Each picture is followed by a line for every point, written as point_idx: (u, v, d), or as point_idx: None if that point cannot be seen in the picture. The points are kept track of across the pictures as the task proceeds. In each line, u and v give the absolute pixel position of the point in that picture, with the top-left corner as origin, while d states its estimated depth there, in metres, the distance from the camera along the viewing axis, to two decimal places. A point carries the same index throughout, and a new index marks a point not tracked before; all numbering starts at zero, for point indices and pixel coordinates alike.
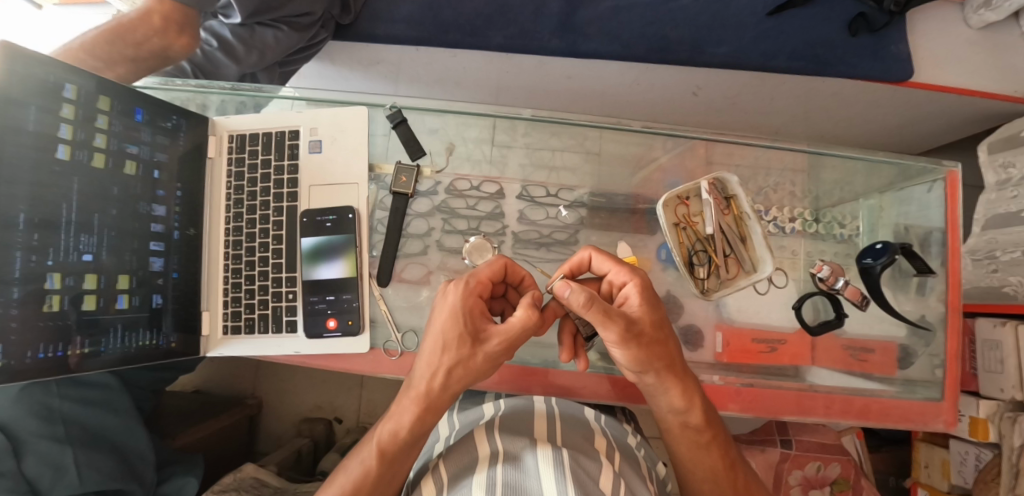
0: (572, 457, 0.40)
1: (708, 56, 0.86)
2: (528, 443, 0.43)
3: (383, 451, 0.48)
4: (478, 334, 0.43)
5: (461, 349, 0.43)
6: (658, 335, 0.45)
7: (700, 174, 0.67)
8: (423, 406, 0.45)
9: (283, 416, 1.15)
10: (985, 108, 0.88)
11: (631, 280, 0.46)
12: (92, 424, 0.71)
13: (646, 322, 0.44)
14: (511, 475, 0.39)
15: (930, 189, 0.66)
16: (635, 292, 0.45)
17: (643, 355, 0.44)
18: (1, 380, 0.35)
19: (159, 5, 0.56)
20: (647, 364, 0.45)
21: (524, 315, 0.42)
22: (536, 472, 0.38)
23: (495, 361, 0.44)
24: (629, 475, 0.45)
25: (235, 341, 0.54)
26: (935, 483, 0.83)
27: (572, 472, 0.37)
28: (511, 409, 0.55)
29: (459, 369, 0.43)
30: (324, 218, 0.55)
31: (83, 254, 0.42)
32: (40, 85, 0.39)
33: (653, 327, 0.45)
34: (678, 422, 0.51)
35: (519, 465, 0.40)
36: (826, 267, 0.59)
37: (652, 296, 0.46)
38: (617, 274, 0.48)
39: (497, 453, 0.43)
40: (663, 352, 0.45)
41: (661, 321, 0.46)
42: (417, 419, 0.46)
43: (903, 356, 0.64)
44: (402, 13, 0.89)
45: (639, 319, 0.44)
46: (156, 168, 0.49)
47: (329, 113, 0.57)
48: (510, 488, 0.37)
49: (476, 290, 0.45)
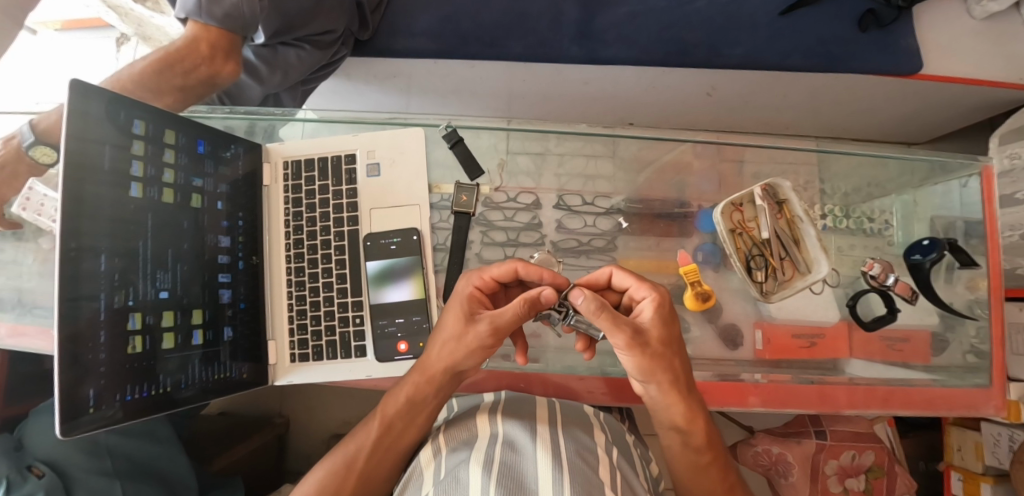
0: (572, 449, 0.41)
1: (724, 58, 0.84)
2: (526, 427, 0.43)
3: (384, 419, 0.48)
4: (473, 316, 0.45)
5: (456, 325, 0.44)
6: (667, 351, 0.43)
7: (730, 174, 0.69)
8: (419, 381, 0.47)
9: (314, 429, 1.10)
10: (991, 98, 0.91)
11: (651, 295, 0.45)
12: (136, 456, 0.69)
13: (656, 336, 0.43)
14: (509, 456, 0.39)
15: (964, 185, 0.67)
16: (650, 307, 0.44)
17: (649, 366, 0.42)
18: (96, 426, 0.37)
19: (205, 33, 0.56)
20: (649, 376, 0.43)
21: (513, 305, 0.42)
22: (534, 456, 0.38)
23: (488, 346, 0.44)
24: (625, 468, 0.46)
25: (304, 368, 0.55)
26: (969, 466, 0.85)
27: (570, 463, 0.38)
28: (513, 397, 0.52)
29: (450, 345, 0.45)
30: (389, 241, 0.56)
31: (160, 291, 0.43)
32: (113, 125, 0.40)
33: (662, 342, 0.43)
34: (677, 440, 0.48)
35: (517, 448, 0.40)
36: (877, 265, 0.60)
37: (669, 312, 0.44)
38: (636, 289, 0.46)
39: (497, 434, 0.43)
40: (668, 367, 0.43)
41: (672, 340, 0.44)
42: (412, 389, 0.47)
43: (938, 343, 0.65)
44: (421, 25, 0.86)
45: (649, 332, 0.43)
46: (218, 199, 0.51)
47: (383, 138, 0.59)
48: (508, 466, 0.37)
49: (477, 285, 0.47)
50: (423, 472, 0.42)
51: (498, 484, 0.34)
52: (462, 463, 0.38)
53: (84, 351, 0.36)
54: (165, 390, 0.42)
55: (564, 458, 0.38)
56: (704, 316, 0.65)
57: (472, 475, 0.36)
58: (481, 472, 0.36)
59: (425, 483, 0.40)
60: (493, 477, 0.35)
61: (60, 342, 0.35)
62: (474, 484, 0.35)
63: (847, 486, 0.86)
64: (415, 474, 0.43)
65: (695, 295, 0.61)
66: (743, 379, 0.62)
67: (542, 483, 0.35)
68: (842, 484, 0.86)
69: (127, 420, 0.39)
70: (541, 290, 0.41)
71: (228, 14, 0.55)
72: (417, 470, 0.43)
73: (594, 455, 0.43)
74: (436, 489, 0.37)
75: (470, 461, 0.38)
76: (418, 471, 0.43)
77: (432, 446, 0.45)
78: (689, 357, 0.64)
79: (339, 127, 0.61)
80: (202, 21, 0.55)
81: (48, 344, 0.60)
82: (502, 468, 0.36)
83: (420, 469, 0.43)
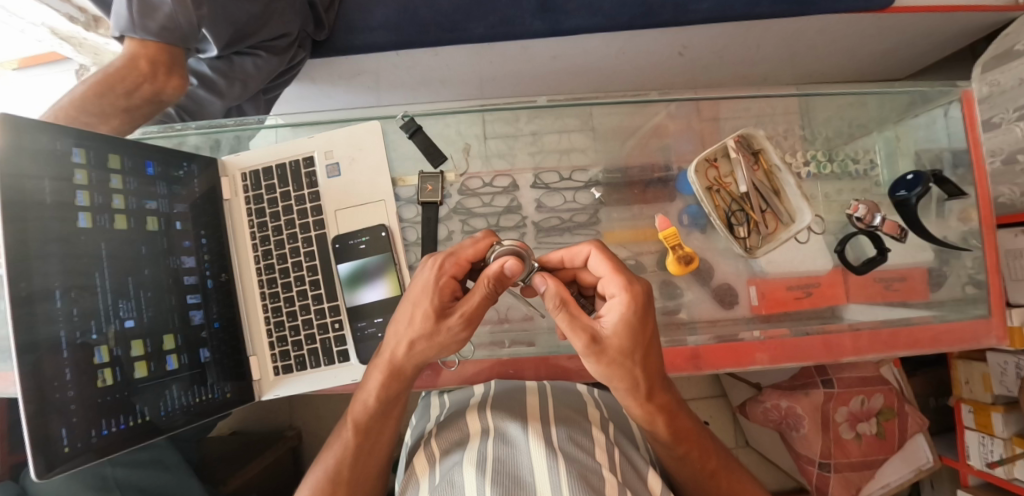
0: (565, 437, 0.40)
1: (691, 14, 0.80)
2: (515, 420, 0.43)
3: (358, 425, 0.47)
4: (445, 310, 0.42)
5: (426, 323, 0.42)
6: (628, 362, 0.39)
7: (709, 132, 0.66)
8: (393, 380, 0.45)
9: (325, 438, 1.10)
10: (970, 24, 0.88)
11: (620, 293, 0.39)
12: (147, 487, 0.68)
13: (616, 347, 0.39)
14: (501, 450, 0.38)
15: (947, 112, 0.65)
16: (619, 307, 0.38)
17: (603, 372, 0.40)
18: (74, 464, 0.37)
19: (143, 49, 0.54)
20: (608, 379, 0.41)
21: (481, 288, 0.40)
22: (528, 448, 0.38)
23: (464, 335, 0.43)
24: (624, 444, 0.46)
25: (290, 380, 0.54)
26: (978, 397, 0.84)
27: (565, 452, 0.37)
28: (502, 391, 0.51)
29: (421, 343, 0.43)
30: (357, 241, 0.55)
31: (125, 320, 0.42)
32: (50, 156, 0.39)
33: (621, 352, 0.38)
34: (647, 434, 0.46)
35: (509, 440, 0.40)
36: (862, 206, 0.58)
37: (639, 320, 0.38)
38: (608, 281, 0.40)
39: (487, 429, 0.42)
40: (627, 375, 0.40)
41: (640, 347, 0.39)
42: (397, 390, 0.45)
43: (936, 279, 0.64)
44: (378, 18, 0.83)
45: (607, 340, 0.38)
46: (175, 219, 0.49)
47: (340, 136, 0.58)
48: (501, 461, 0.37)
49: (451, 272, 0.43)
50: (416, 479, 0.41)
51: (493, 483, 0.33)
52: (456, 466, 0.37)
53: (49, 390, 0.36)
54: (142, 420, 0.42)
55: (556, 446, 0.38)
56: (695, 279, 0.64)
57: (467, 476, 0.35)
58: (476, 471, 0.35)
59: (420, 489, 0.39)
60: (489, 478, 0.34)
61: (24, 385, 0.34)
62: (469, 486, 0.34)
63: (859, 431, 0.87)
64: (410, 479, 0.42)
65: (677, 258, 0.60)
66: (742, 339, 0.61)
67: (538, 474, 0.35)
68: (854, 430, 0.87)
69: (108, 453, 0.39)
70: (503, 263, 0.39)
71: (165, 27, 0.54)
72: (411, 478, 0.42)
73: (588, 438, 0.42)
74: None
75: (463, 462, 0.37)
76: (412, 479, 0.42)
77: (424, 452, 0.44)
78: (686, 322, 0.63)
79: (298, 131, 0.60)
80: (138, 37, 0.54)
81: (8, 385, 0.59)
82: (496, 465, 0.36)
83: (415, 476, 0.42)
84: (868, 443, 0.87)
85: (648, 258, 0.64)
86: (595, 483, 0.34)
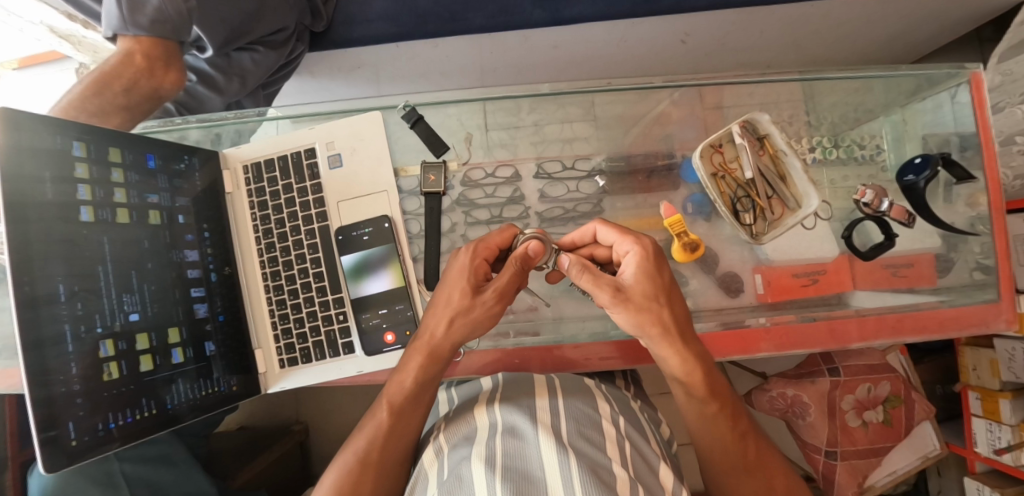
0: (574, 431, 0.40)
1: (692, 2, 0.79)
2: (525, 413, 0.43)
3: (393, 407, 0.47)
4: (479, 288, 0.46)
5: (461, 299, 0.46)
6: (654, 305, 0.44)
7: (712, 119, 0.66)
8: (433, 360, 0.47)
9: (332, 434, 1.11)
10: (977, 7, 0.87)
11: (632, 249, 0.46)
12: (156, 481, 0.66)
13: (641, 293, 0.44)
14: (510, 445, 0.38)
15: (954, 95, 0.64)
16: (635, 261, 0.45)
17: (638, 323, 0.44)
18: (80, 458, 0.37)
19: (137, 44, 0.53)
20: (642, 332, 0.45)
21: (509, 265, 0.45)
22: (536, 443, 0.38)
23: (496, 312, 0.46)
24: (635, 437, 0.46)
25: (294, 373, 0.54)
26: (986, 383, 0.83)
27: (574, 446, 0.37)
28: (512, 382, 0.52)
29: (459, 318, 0.46)
30: (360, 233, 0.55)
31: (129, 314, 0.42)
32: (51, 150, 0.39)
33: (645, 296, 0.44)
34: (681, 391, 0.47)
35: (519, 435, 0.39)
36: (869, 191, 0.58)
37: (653, 267, 0.45)
38: (619, 245, 0.48)
39: (496, 424, 0.42)
40: (657, 320, 0.44)
41: (662, 291, 0.45)
42: (433, 372, 0.47)
43: (944, 263, 0.63)
44: (377, 9, 0.82)
45: (632, 287, 0.45)
46: (178, 213, 0.49)
47: (339, 126, 0.57)
48: (510, 457, 0.36)
49: (484, 255, 0.47)
50: (426, 472, 0.41)
51: (504, 478, 0.33)
52: (464, 461, 0.37)
53: (55, 384, 0.36)
54: (149, 414, 0.42)
55: (567, 441, 0.38)
56: (700, 267, 0.63)
57: (476, 471, 0.35)
58: (484, 466, 0.35)
59: (430, 484, 0.39)
60: (498, 473, 0.34)
61: (27, 380, 0.34)
62: (478, 481, 0.34)
63: (866, 419, 0.87)
64: (419, 474, 0.42)
65: (682, 246, 0.59)
66: (748, 326, 0.60)
67: (547, 469, 0.34)
68: (861, 418, 0.87)
69: (115, 446, 0.39)
70: (527, 244, 0.45)
71: (155, 20, 0.52)
72: (420, 472, 0.42)
73: (598, 431, 0.42)
74: (440, 491, 0.36)
75: (471, 457, 0.37)
76: (422, 474, 0.41)
77: (433, 446, 0.44)
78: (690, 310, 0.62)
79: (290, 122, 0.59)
80: (131, 33, 0.53)
81: (13, 383, 0.60)
82: (505, 460, 0.36)
83: (423, 471, 0.42)
84: (875, 430, 0.87)
85: None
86: (603, 477, 0.34)
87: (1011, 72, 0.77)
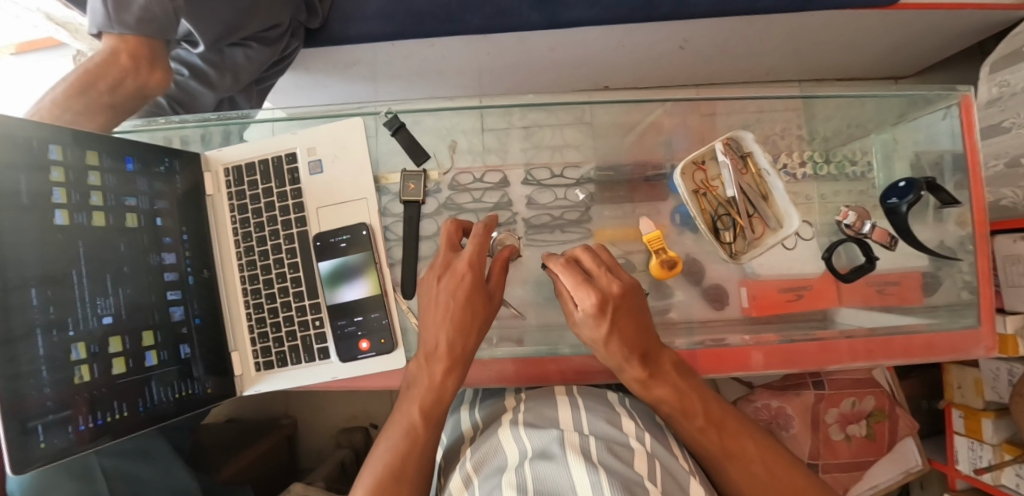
0: (603, 448, 0.40)
1: (691, 8, 0.77)
2: (552, 432, 0.42)
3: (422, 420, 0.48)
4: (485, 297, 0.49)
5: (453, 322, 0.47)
6: (605, 348, 0.46)
7: (705, 131, 0.65)
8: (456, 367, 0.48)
9: (320, 427, 1.16)
10: (983, 20, 0.85)
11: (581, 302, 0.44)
12: (136, 475, 0.67)
13: (592, 336, 0.46)
14: (543, 467, 0.37)
15: (945, 116, 0.63)
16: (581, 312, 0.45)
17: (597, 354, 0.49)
18: (49, 461, 0.37)
19: (121, 43, 0.53)
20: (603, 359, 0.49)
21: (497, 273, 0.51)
22: (567, 463, 0.36)
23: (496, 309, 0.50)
24: (661, 451, 0.43)
25: (272, 376, 0.55)
26: (969, 402, 0.83)
27: (604, 465, 0.37)
28: (537, 399, 0.51)
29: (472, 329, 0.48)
30: (338, 239, 0.55)
31: (103, 318, 0.43)
32: (26, 153, 0.39)
33: (596, 340, 0.46)
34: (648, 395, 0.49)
35: (549, 456, 0.38)
36: (851, 213, 0.58)
37: (601, 319, 0.44)
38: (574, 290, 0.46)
39: (525, 449, 0.41)
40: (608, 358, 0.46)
41: (616, 338, 0.45)
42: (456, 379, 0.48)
43: (929, 282, 0.63)
44: (372, 8, 0.80)
45: (585, 330, 0.46)
46: (157, 216, 0.50)
47: (323, 131, 0.57)
48: (542, 482, 0.35)
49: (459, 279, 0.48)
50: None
51: None
52: (495, 490, 0.36)
53: (26, 389, 0.36)
54: (122, 416, 0.43)
55: (596, 461, 0.37)
56: (685, 279, 0.63)
57: None
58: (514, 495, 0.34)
59: None
60: None
61: None
62: None
63: (849, 432, 0.87)
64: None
65: (659, 263, 0.58)
66: (733, 339, 0.60)
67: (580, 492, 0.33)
68: (844, 431, 0.87)
69: (85, 449, 0.40)
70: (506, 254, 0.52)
71: (142, 19, 0.52)
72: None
73: (626, 447, 0.42)
74: None
75: (502, 484, 0.36)
76: None
77: (461, 474, 0.43)
78: (673, 321, 0.62)
79: (267, 124, 0.59)
80: (116, 32, 0.52)
81: None
82: (537, 486, 0.35)
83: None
84: (858, 444, 0.87)
85: (638, 258, 0.63)
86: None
87: (1009, 87, 0.77)
